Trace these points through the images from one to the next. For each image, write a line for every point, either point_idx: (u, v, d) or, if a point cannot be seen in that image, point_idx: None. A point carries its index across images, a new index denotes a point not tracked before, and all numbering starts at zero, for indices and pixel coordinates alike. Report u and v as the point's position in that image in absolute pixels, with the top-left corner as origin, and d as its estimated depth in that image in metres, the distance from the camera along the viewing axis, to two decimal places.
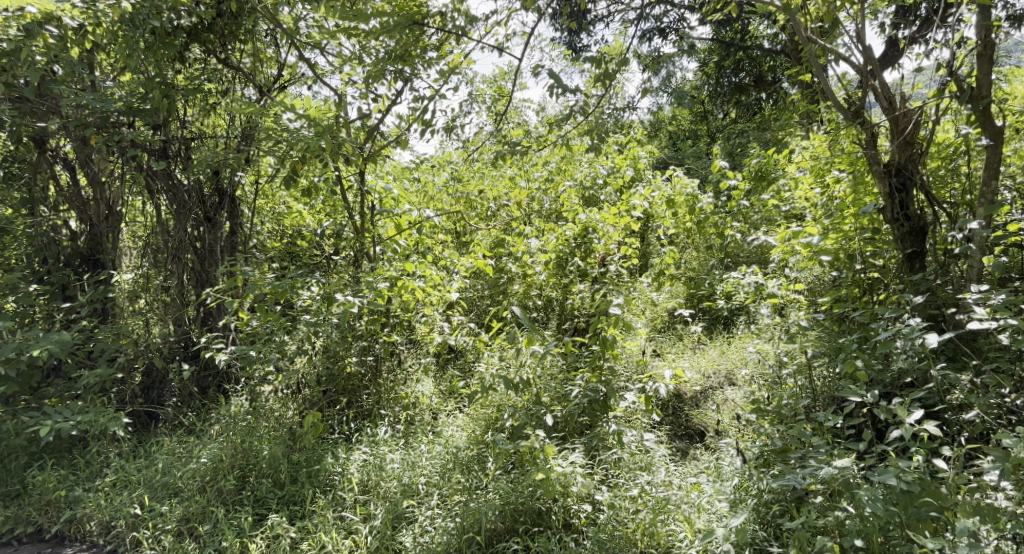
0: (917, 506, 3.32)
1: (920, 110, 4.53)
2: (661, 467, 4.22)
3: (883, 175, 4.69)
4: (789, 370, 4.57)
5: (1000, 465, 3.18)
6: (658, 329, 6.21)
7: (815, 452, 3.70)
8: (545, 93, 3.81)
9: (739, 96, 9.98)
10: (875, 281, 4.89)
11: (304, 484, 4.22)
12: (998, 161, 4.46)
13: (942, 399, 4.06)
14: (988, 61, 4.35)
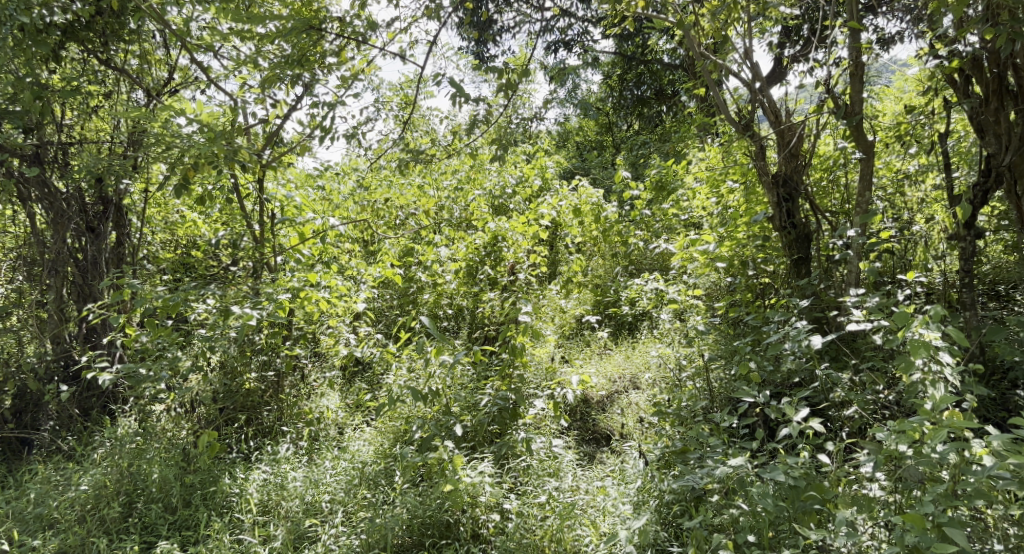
0: (802, 500, 3.42)
1: (803, 125, 4.78)
2: (569, 472, 4.27)
3: (772, 186, 4.93)
4: (688, 373, 4.76)
5: (874, 457, 3.29)
6: (566, 336, 6.23)
7: (712, 452, 3.84)
8: (447, 101, 3.81)
9: (642, 109, 10.21)
10: (767, 285, 5.18)
11: (199, 507, 4.08)
12: (871, 173, 4.70)
13: (825, 399, 4.33)
14: (860, 81, 4.58)
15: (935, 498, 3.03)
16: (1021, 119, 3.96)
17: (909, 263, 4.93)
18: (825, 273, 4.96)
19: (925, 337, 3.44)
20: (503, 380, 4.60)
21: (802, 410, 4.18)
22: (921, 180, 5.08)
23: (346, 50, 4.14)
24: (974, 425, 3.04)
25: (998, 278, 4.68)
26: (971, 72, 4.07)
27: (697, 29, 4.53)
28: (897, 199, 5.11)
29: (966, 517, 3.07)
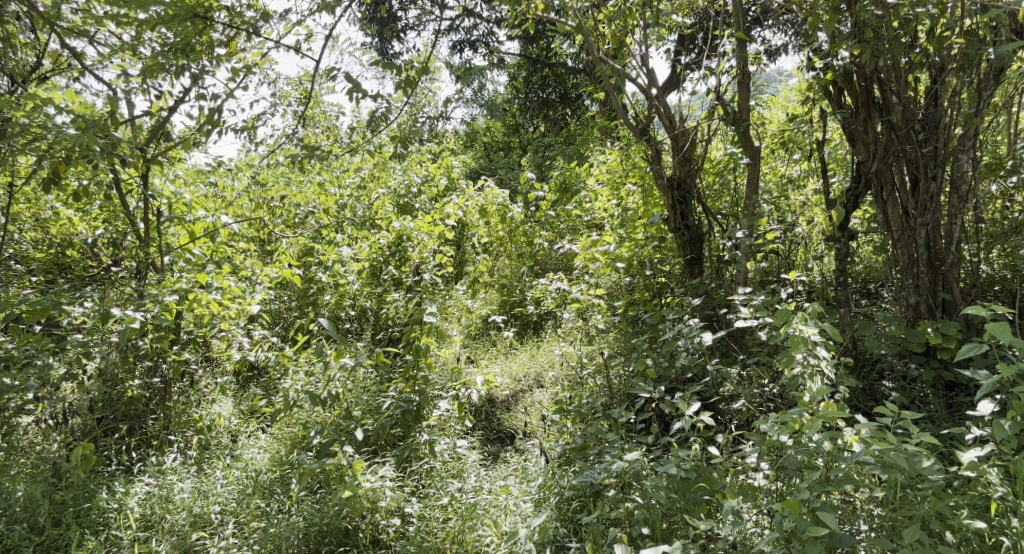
0: (693, 491, 3.54)
1: (696, 130, 4.93)
2: (472, 472, 4.26)
3: (667, 189, 5.07)
4: (589, 370, 4.83)
5: (757, 448, 3.43)
6: (472, 336, 6.09)
7: (610, 448, 3.93)
8: (343, 97, 3.66)
9: (546, 110, 10.28)
10: (663, 285, 5.31)
11: (70, 526, 3.84)
12: (758, 177, 4.90)
13: (715, 393, 4.49)
14: (748, 89, 4.76)
15: (811, 485, 3.17)
16: (886, 129, 4.24)
17: (791, 263, 5.15)
18: (716, 273, 5.13)
19: (803, 333, 3.61)
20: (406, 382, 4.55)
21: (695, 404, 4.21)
22: (803, 184, 5.33)
23: (236, 41, 4.01)
24: (844, 415, 3.21)
25: (871, 277, 4.96)
26: (843, 84, 4.31)
27: (591, 32, 4.62)
28: (782, 202, 5.33)
29: (838, 502, 3.22)
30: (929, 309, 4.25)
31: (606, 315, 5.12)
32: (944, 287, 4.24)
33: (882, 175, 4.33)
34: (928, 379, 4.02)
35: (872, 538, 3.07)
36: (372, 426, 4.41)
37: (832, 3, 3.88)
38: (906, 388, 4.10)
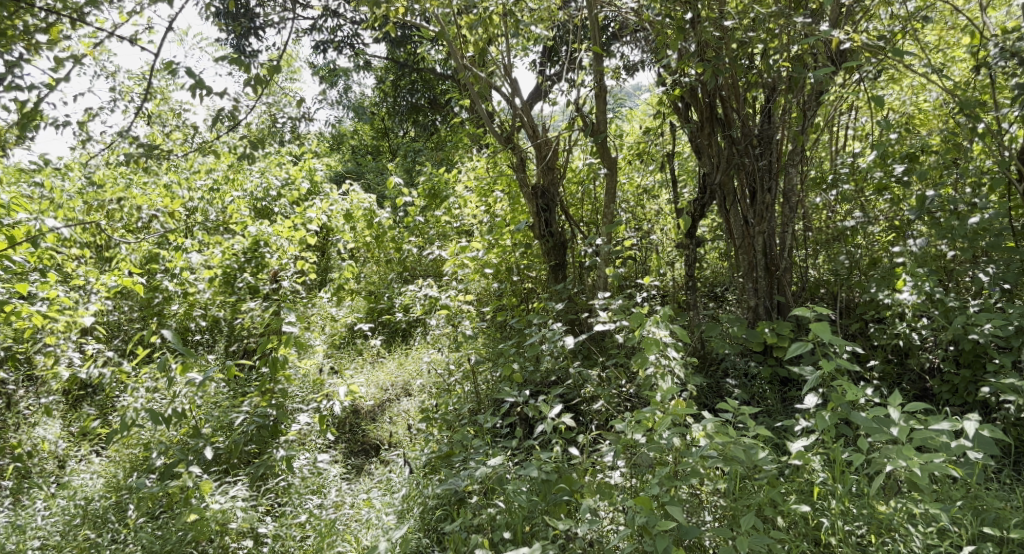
0: (554, 493, 3.55)
1: (557, 139, 5.04)
2: (333, 487, 4.16)
3: (531, 197, 5.14)
4: (457, 377, 4.74)
5: (613, 445, 3.55)
6: (336, 345, 5.92)
7: (475, 454, 3.92)
8: (186, 96, 3.38)
9: (416, 116, 10.21)
10: (530, 291, 5.44)
11: None
12: (616, 187, 5.07)
13: (577, 395, 4.60)
14: (605, 101, 4.89)
15: (661, 480, 3.31)
16: (727, 142, 4.52)
17: (647, 269, 5.37)
18: (578, 278, 5.30)
19: (654, 335, 3.79)
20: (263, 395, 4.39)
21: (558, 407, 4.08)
22: (658, 194, 5.56)
23: (60, 28, 3.71)
24: (692, 412, 3.36)
25: (717, 282, 5.28)
26: (689, 99, 4.57)
27: (450, 39, 4.65)
28: (638, 211, 5.55)
29: (685, 494, 3.39)
30: (767, 310, 4.59)
31: (475, 319, 4.97)
32: (779, 290, 4.58)
33: (725, 185, 4.62)
34: (766, 375, 4.33)
35: (715, 527, 3.26)
36: (224, 443, 4.21)
37: (679, 21, 4.11)
38: (746, 385, 4.39)
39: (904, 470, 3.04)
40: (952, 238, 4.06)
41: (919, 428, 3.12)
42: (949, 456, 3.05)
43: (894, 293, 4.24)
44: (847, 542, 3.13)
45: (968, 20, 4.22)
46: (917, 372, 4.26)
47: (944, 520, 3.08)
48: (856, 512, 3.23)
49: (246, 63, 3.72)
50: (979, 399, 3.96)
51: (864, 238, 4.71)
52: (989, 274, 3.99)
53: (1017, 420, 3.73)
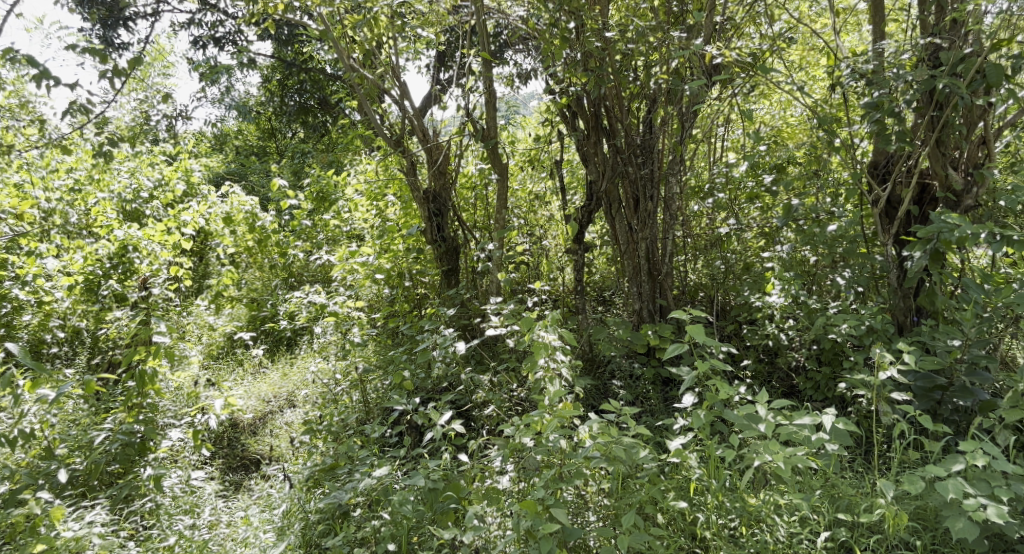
0: (441, 501, 3.51)
1: (447, 144, 5.05)
2: (207, 506, 4.00)
3: (423, 202, 5.14)
4: (344, 386, 4.63)
5: (501, 450, 3.58)
6: (214, 356, 5.69)
7: (360, 465, 3.84)
8: (32, 86, 3.19)
9: (305, 117, 9.95)
10: (423, 296, 5.40)
11: None
12: (507, 192, 5.11)
13: (469, 402, 4.57)
14: (495, 107, 4.93)
15: (546, 483, 3.38)
16: (612, 151, 4.67)
17: (538, 274, 5.46)
18: (471, 284, 5.32)
19: (544, 339, 3.82)
20: (129, 411, 4.13)
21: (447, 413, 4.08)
22: (549, 201, 5.66)
23: None
24: (577, 414, 3.45)
25: (605, 286, 5.41)
26: (575, 108, 4.70)
27: (335, 39, 4.59)
28: (530, 216, 5.60)
29: (572, 496, 3.50)
30: (650, 314, 4.77)
31: (365, 328, 4.85)
32: (661, 293, 4.79)
33: (610, 194, 4.78)
34: (649, 376, 4.49)
35: (599, 528, 3.38)
36: (81, 465, 3.98)
37: (562, 32, 4.25)
38: (631, 386, 4.54)
39: (770, 464, 3.25)
40: (814, 245, 4.39)
41: (784, 423, 3.34)
42: (810, 449, 3.28)
43: (765, 297, 4.51)
44: (721, 535, 3.29)
45: (825, 40, 4.53)
46: (784, 371, 4.54)
47: (805, 509, 3.30)
48: (729, 506, 3.41)
49: (105, 53, 3.50)
50: (837, 395, 4.25)
51: (737, 244, 4.97)
52: (846, 278, 4.31)
53: (868, 413, 4.03)
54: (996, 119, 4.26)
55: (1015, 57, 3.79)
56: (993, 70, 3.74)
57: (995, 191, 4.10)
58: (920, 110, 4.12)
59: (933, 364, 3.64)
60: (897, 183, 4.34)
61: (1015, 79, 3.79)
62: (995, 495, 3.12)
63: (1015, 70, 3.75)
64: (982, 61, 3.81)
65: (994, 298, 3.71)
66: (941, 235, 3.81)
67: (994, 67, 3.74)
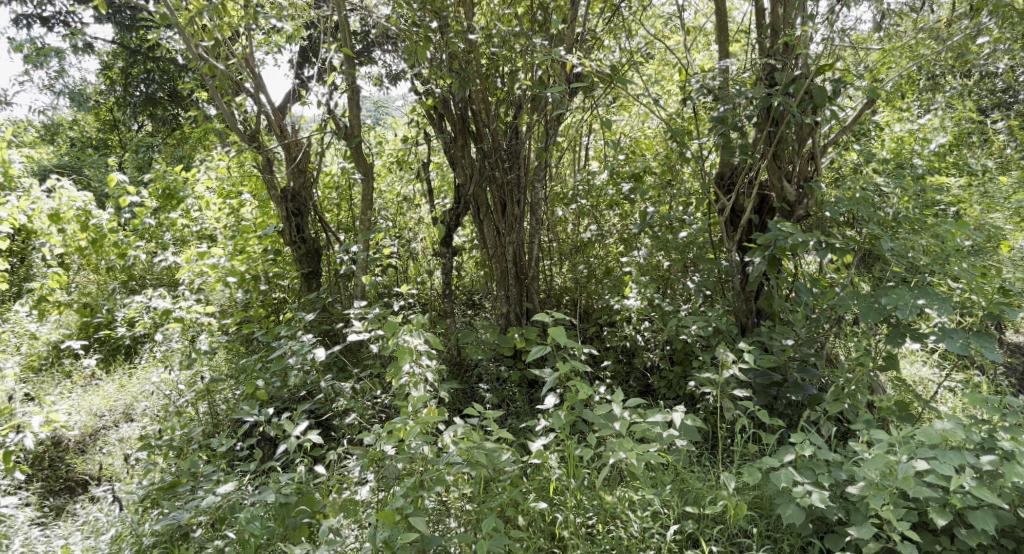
0: (293, 516, 3.30)
1: (307, 142, 4.82)
2: (19, 536, 3.58)
3: (280, 200, 4.90)
4: (189, 397, 4.31)
5: (360, 460, 3.43)
6: (36, 368, 5.20)
7: (204, 482, 3.55)
8: None
9: (151, 109, 9.27)
10: (281, 301, 5.14)
11: None
12: (371, 192, 4.94)
13: (329, 411, 4.42)
14: (358, 105, 4.73)
15: (406, 491, 3.28)
16: (479, 156, 4.65)
17: (403, 277, 5.35)
18: (333, 287, 5.13)
19: (409, 344, 3.68)
20: None
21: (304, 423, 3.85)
22: (417, 203, 5.46)
23: None
24: (442, 418, 3.37)
25: (473, 290, 5.38)
26: (441, 110, 4.65)
27: (181, 26, 4.28)
28: (398, 219, 5.43)
29: (432, 503, 3.43)
30: (517, 317, 4.78)
31: (215, 334, 4.53)
32: (528, 297, 4.81)
33: (478, 198, 4.76)
34: (515, 379, 4.50)
35: (459, 533, 3.31)
36: None
37: (425, 31, 4.17)
38: (497, 389, 4.54)
39: (625, 461, 3.31)
40: (667, 250, 4.58)
41: (638, 421, 3.42)
42: (662, 445, 3.38)
43: (623, 300, 4.63)
44: (579, 533, 3.32)
45: (677, 56, 4.70)
46: (640, 371, 4.67)
47: (656, 504, 3.40)
48: (587, 504, 3.45)
49: None
50: (689, 393, 4.39)
51: (600, 249, 5.06)
52: (696, 282, 4.50)
53: (714, 409, 4.18)
54: (821, 137, 4.59)
55: (836, 81, 4.10)
56: (819, 91, 4.02)
57: (823, 201, 4.32)
58: (759, 124, 4.32)
59: (770, 363, 3.81)
60: (742, 193, 4.56)
61: (836, 100, 4.09)
62: (820, 481, 3.32)
63: (836, 93, 4.05)
64: (809, 83, 4.08)
65: (821, 300, 4.06)
66: (777, 242, 4.03)
67: (819, 89, 4.03)
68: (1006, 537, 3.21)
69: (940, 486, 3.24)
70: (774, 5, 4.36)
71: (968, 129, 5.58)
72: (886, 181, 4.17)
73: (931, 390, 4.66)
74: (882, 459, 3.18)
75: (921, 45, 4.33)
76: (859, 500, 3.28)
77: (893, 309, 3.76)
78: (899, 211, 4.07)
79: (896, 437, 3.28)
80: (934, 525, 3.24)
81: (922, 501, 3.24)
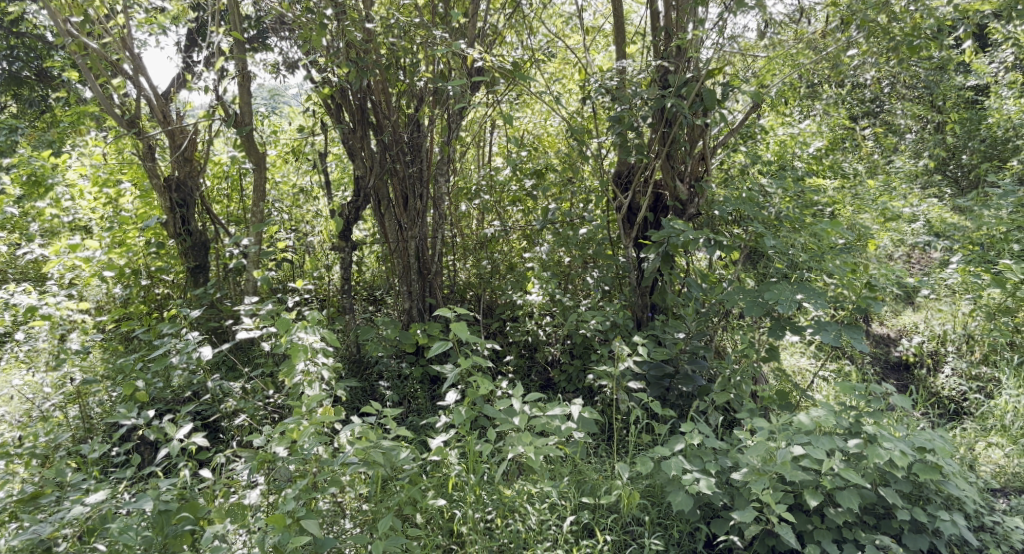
0: (173, 523, 3.11)
1: (193, 129, 4.57)
2: None
3: (163, 190, 4.65)
4: (56, 401, 4.00)
5: (248, 463, 3.26)
6: None
7: (73, 491, 3.29)
8: None
9: (15, 89, 8.57)
10: (166, 296, 4.90)
11: None
12: (264, 183, 4.75)
13: (216, 411, 4.22)
14: (248, 92, 4.54)
15: (297, 493, 3.15)
16: (379, 147, 4.55)
17: (297, 272, 5.18)
18: (222, 281, 4.91)
19: (304, 341, 3.53)
20: None
21: (185, 426, 3.63)
22: (314, 195, 5.32)
23: None
24: (337, 417, 3.25)
25: (375, 285, 5.26)
26: (340, 100, 4.51)
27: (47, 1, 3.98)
28: (294, 211, 5.24)
29: (326, 505, 3.33)
30: (419, 313, 4.73)
31: (89, 332, 4.22)
32: (430, 292, 4.75)
33: (378, 191, 4.65)
34: (417, 376, 4.43)
35: (354, 534, 3.21)
36: None
37: (319, 18, 4.03)
38: (398, 385, 4.46)
39: (523, 455, 3.30)
40: (568, 247, 4.64)
41: (537, 415, 3.41)
42: (560, 438, 3.39)
43: (525, 295, 4.64)
44: (477, 528, 3.29)
45: (576, 56, 4.73)
46: (542, 364, 4.72)
47: (553, 496, 3.40)
48: (486, 499, 3.41)
49: None
50: (587, 386, 4.43)
51: (503, 245, 5.02)
52: (595, 278, 4.56)
53: (611, 401, 4.23)
54: (711, 139, 4.70)
55: (724, 85, 4.21)
56: (709, 94, 4.13)
57: (713, 200, 4.44)
58: (653, 125, 4.37)
59: (663, 355, 3.96)
60: (638, 192, 4.63)
61: (725, 104, 4.21)
62: (707, 469, 3.41)
63: (725, 97, 4.17)
64: (700, 86, 4.19)
65: (711, 295, 4.17)
66: (671, 239, 4.12)
67: (709, 92, 4.14)
68: (868, 514, 3.38)
69: (813, 470, 3.37)
70: (668, 9, 4.43)
71: (842, 135, 5.85)
72: (770, 183, 4.37)
73: (807, 380, 4.83)
74: (763, 446, 3.27)
75: (801, 54, 4.46)
76: (742, 486, 3.37)
77: (775, 303, 3.89)
78: (781, 211, 4.19)
79: (775, 425, 3.37)
80: (806, 505, 3.36)
81: (797, 484, 3.36)
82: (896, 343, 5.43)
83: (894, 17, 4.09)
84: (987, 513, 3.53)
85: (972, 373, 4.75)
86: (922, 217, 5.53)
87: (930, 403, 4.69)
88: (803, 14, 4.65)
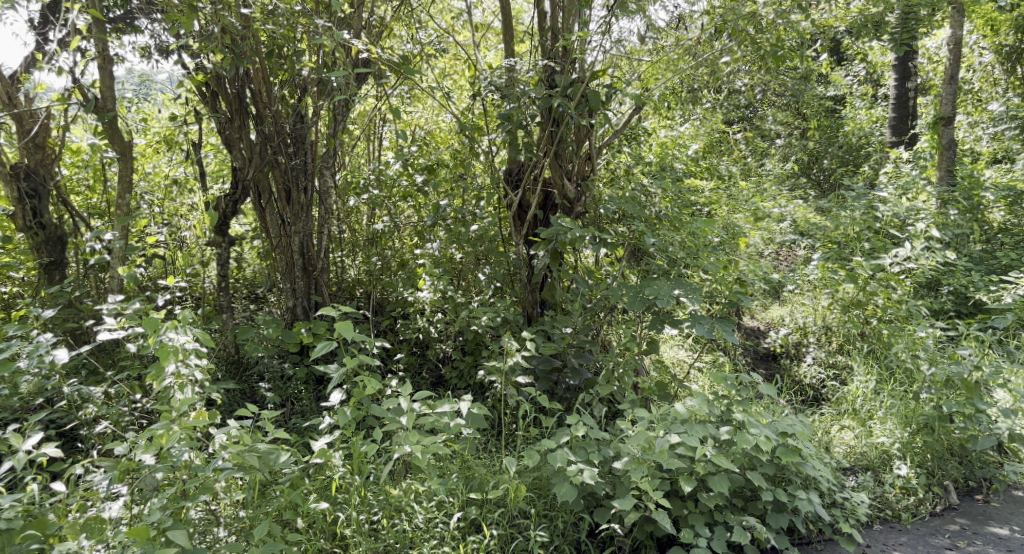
0: (17, 543, 2.80)
1: (46, 113, 4.22)
2: None
3: (10, 179, 4.26)
4: None
5: (108, 474, 3.00)
6: None
7: None
8: None
9: None
10: (15, 296, 4.51)
11: None
12: (130, 173, 4.43)
13: (73, 419, 3.92)
14: (109, 74, 4.22)
15: (164, 503, 2.94)
16: (259, 138, 4.35)
17: (168, 267, 4.88)
18: (83, 279, 4.54)
19: (175, 342, 3.30)
20: None
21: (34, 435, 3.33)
22: (189, 187, 4.94)
23: None
24: (210, 422, 3.06)
25: (255, 283, 5.02)
26: (215, 87, 4.29)
27: None
28: (167, 205, 4.94)
29: (198, 513, 3.09)
30: (305, 310, 4.55)
31: None
32: (316, 290, 4.57)
33: (259, 182, 4.41)
34: (301, 376, 4.26)
35: (228, 542, 3.03)
36: None
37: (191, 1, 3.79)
38: (280, 386, 4.28)
39: (409, 455, 3.20)
40: (459, 243, 4.55)
41: (425, 413, 3.34)
42: (449, 435, 3.32)
43: (415, 292, 4.54)
44: (360, 531, 3.17)
45: (464, 52, 4.65)
46: (433, 362, 4.63)
47: (441, 494, 3.33)
48: (372, 500, 3.30)
49: None
50: (477, 383, 4.38)
51: (394, 241, 4.91)
52: (485, 274, 4.51)
53: (501, 397, 4.18)
54: (596, 139, 4.74)
55: (609, 87, 4.25)
56: (594, 95, 4.14)
57: (599, 199, 4.47)
58: (541, 124, 4.34)
59: (551, 349, 3.93)
60: (528, 189, 4.61)
61: (610, 105, 4.24)
62: (590, 460, 3.41)
63: (610, 98, 4.19)
64: (585, 87, 4.19)
65: (596, 291, 4.20)
66: (559, 237, 4.13)
67: (595, 93, 4.15)
68: (737, 496, 3.49)
69: (688, 457, 3.44)
70: (554, 10, 4.42)
71: (717, 138, 6.03)
72: (651, 183, 4.45)
73: (684, 371, 4.95)
74: (643, 435, 3.32)
75: (681, 60, 4.63)
76: (623, 474, 3.40)
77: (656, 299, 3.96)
78: (662, 210, 4.29)
79: (654, 415, 3.43)
80: (682, 492, 3.42)
81: (673, 470, 3.42)
82: (764, 335, 5.65)
83: (762, 28, 4.24)
84: (838, 490, 3.72)
85: (829, 361, 4.95)
86: (788, 217, 5.86)
87: (793, 391, 4.89)
88: (682, 21, 4.70)
